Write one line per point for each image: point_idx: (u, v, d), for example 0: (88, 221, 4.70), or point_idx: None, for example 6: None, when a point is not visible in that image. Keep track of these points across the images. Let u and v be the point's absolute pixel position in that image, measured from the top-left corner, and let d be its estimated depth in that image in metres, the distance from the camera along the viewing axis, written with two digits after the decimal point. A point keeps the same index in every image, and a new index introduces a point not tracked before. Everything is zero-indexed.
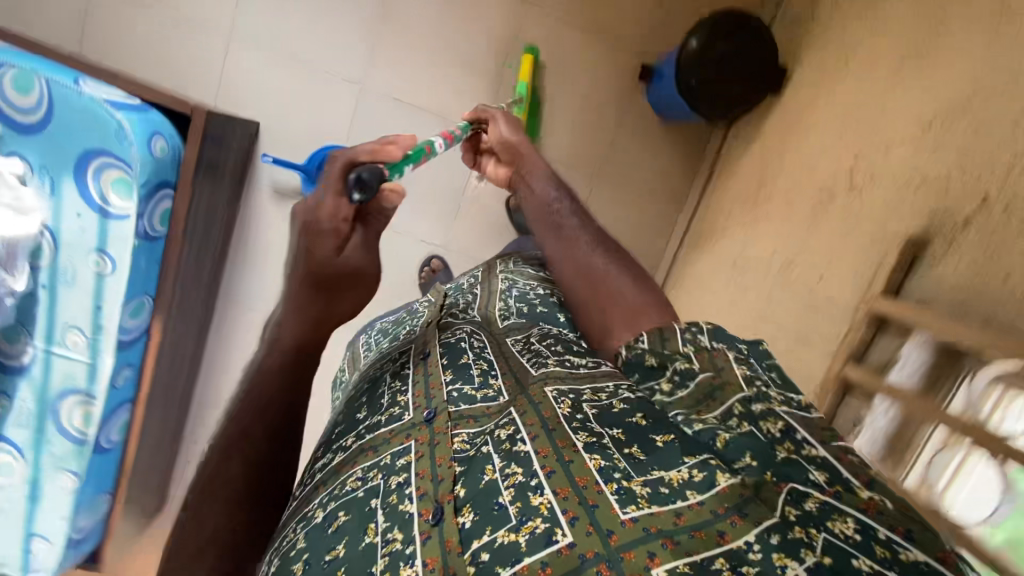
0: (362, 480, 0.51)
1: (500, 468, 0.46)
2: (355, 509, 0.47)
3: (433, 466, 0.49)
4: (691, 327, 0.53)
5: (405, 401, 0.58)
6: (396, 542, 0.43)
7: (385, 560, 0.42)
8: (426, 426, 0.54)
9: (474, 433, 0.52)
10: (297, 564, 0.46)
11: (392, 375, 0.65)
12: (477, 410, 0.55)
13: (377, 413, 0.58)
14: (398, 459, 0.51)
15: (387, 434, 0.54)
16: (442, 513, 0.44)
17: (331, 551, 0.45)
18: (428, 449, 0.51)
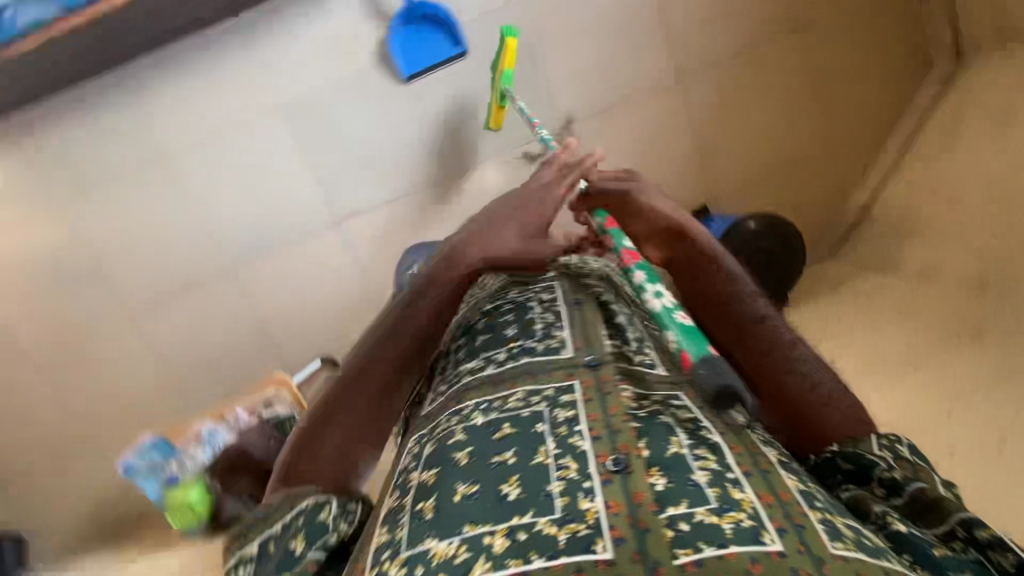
0: (533, 400, 0.73)
1: (687, 443, 0.65)
2: (520, 435, 0.68)
3: (605, 414, 0.68)
4: (893, 437, 0.70)
5: (561, 338, 0.82)
6: (571, 471, 0.62)
7: (563, 485, 0.61)
8: (595, 373, 0.74)
9: (643, 398, 0.72)
10: (460, 454, 0.69)
11: (538, 309, 0.88)
12: (641, 370, 0.77)
13: (534, 341, 0.82)
14: (562, 395, 0.73)
15: (548, 372, 0.76)
16: (626, 461, 0.62)
17: (495, 456, 0.67)
18: (598, 397, 0.70)
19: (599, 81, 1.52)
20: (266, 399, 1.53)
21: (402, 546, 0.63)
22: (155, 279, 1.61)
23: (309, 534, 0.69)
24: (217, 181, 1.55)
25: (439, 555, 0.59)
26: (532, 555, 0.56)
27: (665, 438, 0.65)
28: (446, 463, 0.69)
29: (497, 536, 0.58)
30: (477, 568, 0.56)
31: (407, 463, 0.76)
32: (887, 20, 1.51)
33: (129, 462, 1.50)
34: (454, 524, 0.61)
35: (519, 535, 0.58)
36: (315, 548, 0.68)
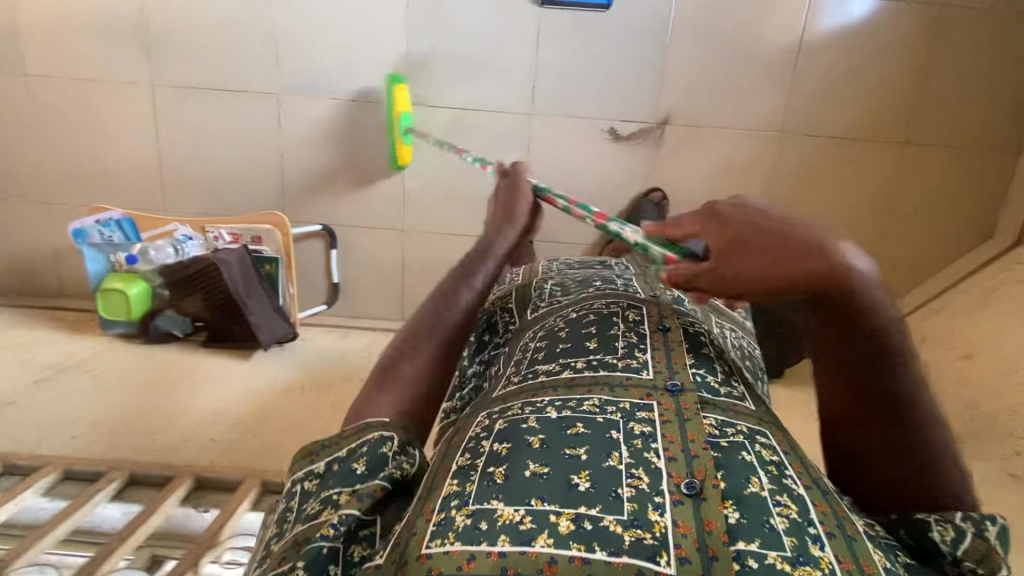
0: (608, 410, 0.62)
1: (768, 485, 0.55)
2: (594, 435, 0.58)
3: (683, 439, 0.59)
4: (985, 516, 0.58)
5: (646, 359, 0.71)
6: (642, 481, 0.54)
7: (632, 490, 0.53)
8: (673, 394, 0.65)
9: (726, 426, 0.62)
10: (530, 437, 0.59)
11: (625, 323, 0.78)
12: (724, 402, 0.66)
13: (615, 354, 0.71)
14: (636, 410, 0.62)
15: (626, 380, 0.67)
16: (701, 486, 0.53)
17: (571, 447, 0.57)
18: (676, 420, 0.61)
19: (712, 98, 1.51)
20: (257, 234, 1.36)
21: (468, 499, 0.53)
22: (199, 67, 1.50)
23: (372, 462, 0.60)
24: (304, 0, 1.45)
25: (505, 517, 0.50)
26: (595, 546, 0.48)
27: (744, 476, 0.56)
28: (518, 442, 0.58)
29: (563, 517, 0.50)
30: (539, 540, 0.48)
31: (474, 433, 0.64)
32: (981, 170, 1.56)
33: (85, 225, 1.36)
34: (523, 493, 0.52)
35: (585, 524, 0.49)
36: (376, 478, 0.59)
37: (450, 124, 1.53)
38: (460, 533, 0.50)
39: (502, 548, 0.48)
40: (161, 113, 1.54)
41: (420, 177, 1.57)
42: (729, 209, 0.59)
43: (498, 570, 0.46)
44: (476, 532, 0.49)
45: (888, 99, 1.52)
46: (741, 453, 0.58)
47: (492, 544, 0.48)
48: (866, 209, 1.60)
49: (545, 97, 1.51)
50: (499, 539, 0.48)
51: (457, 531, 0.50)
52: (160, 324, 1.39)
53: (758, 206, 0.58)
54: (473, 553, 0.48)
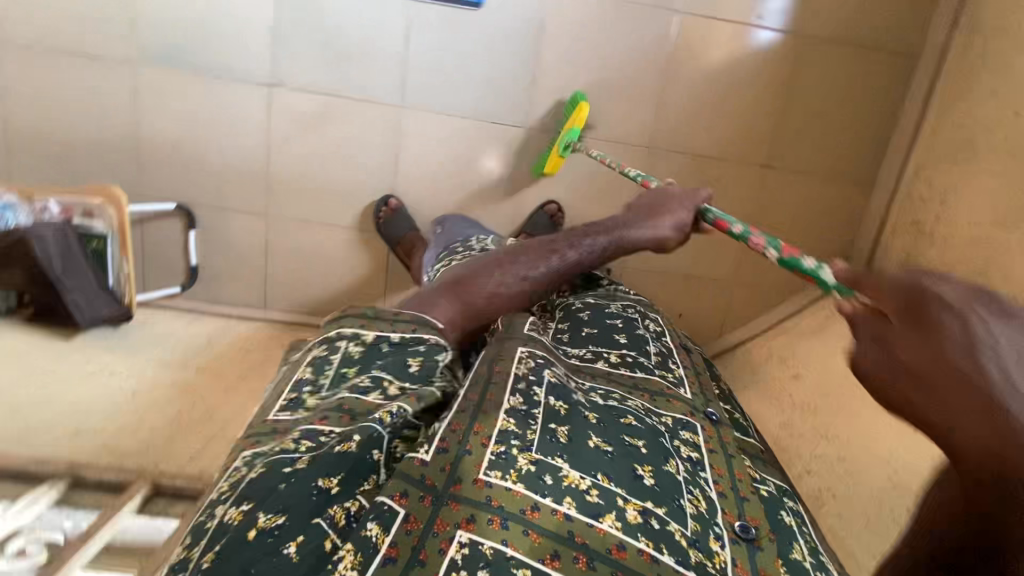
0: (663, 421, 0.84)
1: (809, 559, 0.73)
2: (647, 433, 0.77)
3: (730, 477, 0.79)
4: None
5: (677, 382, 0.98)
6: (699, 503, 0.71)
7: (695, 513, 0.69)
8: (715, 426, 0.89)
9: (762, 477, 0.85)
10: (590, 417, 0.76)
11: (660, 356, 1.05)
12: (749, 445, 0.93)
13: (651, 360, 1.01)
14: (682, 430, 0.84)
15: (672, 401, 0.91)
16: (755, 534, 0.71)
17: (629, 439, 0.74)
18: (721, 453, 0.83)
19: (585, 108, 1.53)
20: (89, 208, 1.30)
21: (531, 445, 0.67)
22: (50, 29, 1.43)
23: (424, 366, 0.74)
24: None
25: (571, 481, 0.65)
26: (661, 547, 0.62)
27: (789, 542, 0.74)
28: (576, 409, 0.76)
29: (631, 506, 0.65)
30: (607, 521, 0.62)
31: (520, 370, 0.78)
32: (833, 201, 1.63)
33: None
34: (591, 466, 0.67)
35: (651, 521, 0.64)
36: (423, 384, 0.74)
37: (317, 111, 1.49)
38: (522, 475, 0.63)
39: (567, 510, 0.62)
40: (7, 72, 1.45)
41: (286, 162, 1.53)
42: (1001, 322, 0.40)
43: (564, 531, 0.60)
44: (542, 483, 0.63)
45: (752, 126, 1.56)
46: (780, 513, 0.78)
47: (559, 504, 0.62)
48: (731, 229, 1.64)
49: (415, 91, 1.49)
50: (566, 500, 0.62)
51: (519, 472, 0.64)
52: None
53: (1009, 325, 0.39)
54: (538, 504, 0.61)
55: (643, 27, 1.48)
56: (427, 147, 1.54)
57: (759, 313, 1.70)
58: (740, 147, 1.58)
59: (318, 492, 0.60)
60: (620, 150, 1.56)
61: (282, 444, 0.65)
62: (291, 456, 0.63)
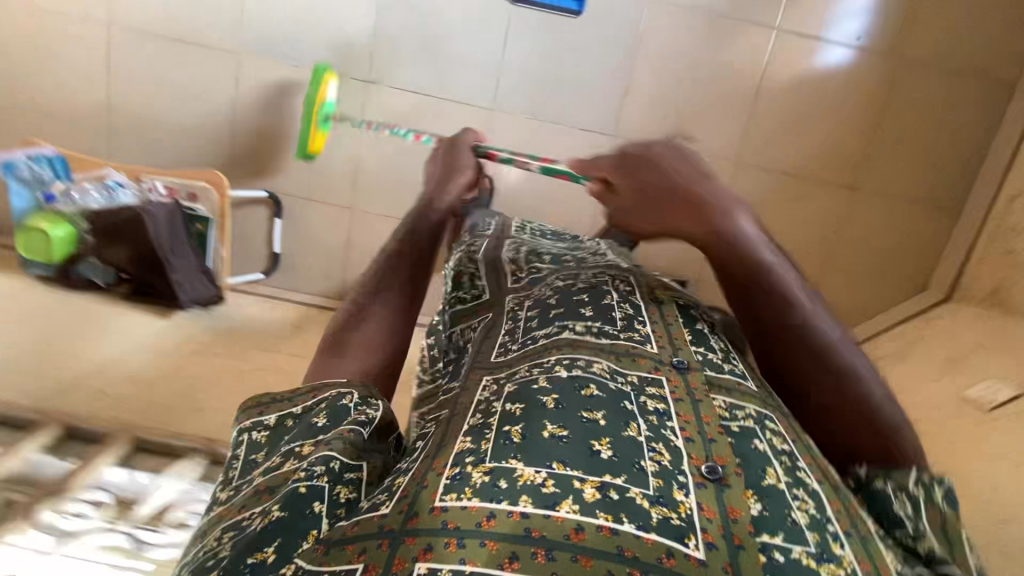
0: (625, 377, 0.61)
1: (784, 479, 0.52)
2: (609, 399, 0.56)
3: (698, 419, 0.57)
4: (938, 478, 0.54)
5: (647, 333, 0.69)
6: (663, 458, 0.50)
7: (655, 467, 0.49)
8: (679, 371, 0.63)
9: (734, 406, 0.59)
10: (545, 397, 0.55)
11: (617, 293, 0.77)
12: (729, 380, 0.63)
13: (616, 325, 0.69)
14: (647, 386, 0.60)
15: (628, 348, 0.66)
16: (722, 473, 0.51)
17: (587, 412, 0.54)
18: (689, 400, 0.59)
19: (671, 119, 1.53)
20: (194, 191, 1.34)
21: (485, 457, 0.49)
22: (159, 15, 1.47)
23: (333, 415, 0.58)
24: None
25: (525, 477, 0.46)
26: (623, 517, 0.44)
27: (761, 468, 0.52)
28: (532, 402, 0.55)
29: (588, 485, 0.46)
30: (564, 506, 0.44)
31: (482, 395, 0.61)
32: (919, 228, 1.61)
33: (13, 159, 1.29)
34: (545, 455, 0.48)
35: (612, 494, 0.46)
36: (338, 429, 0.57)
37: (409, 109, 1.52)
38: (477, 489, 0.46)
39: (525, 509, 0.44)
40: (115, 55, 1.50)
41: (373, 157, 1.55)
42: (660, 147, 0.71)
43: (520, 530, 0.42)
44: (496, 491, 0.45)
45: (840, 145, 1.55)
46: (754, 441, 0.55)
47: (513, 503, 0.44)
48: (809, 248, 1.63)
49: (506, 94, 1.50)
50: (521, 499, 0.44)
51: (475, 487, 0.46)
52: (82, 270, 1.36)
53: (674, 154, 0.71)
54: (493, 512, 0.44)
55: (738, 41, 1.48)
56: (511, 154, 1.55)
57: None
58: (826, 165, 1.56)
59: (249, 570, 0.45)
60: (704, 162, 1.56)
61: (204, 546, 0.49)
62: (214, 554, 0.48)
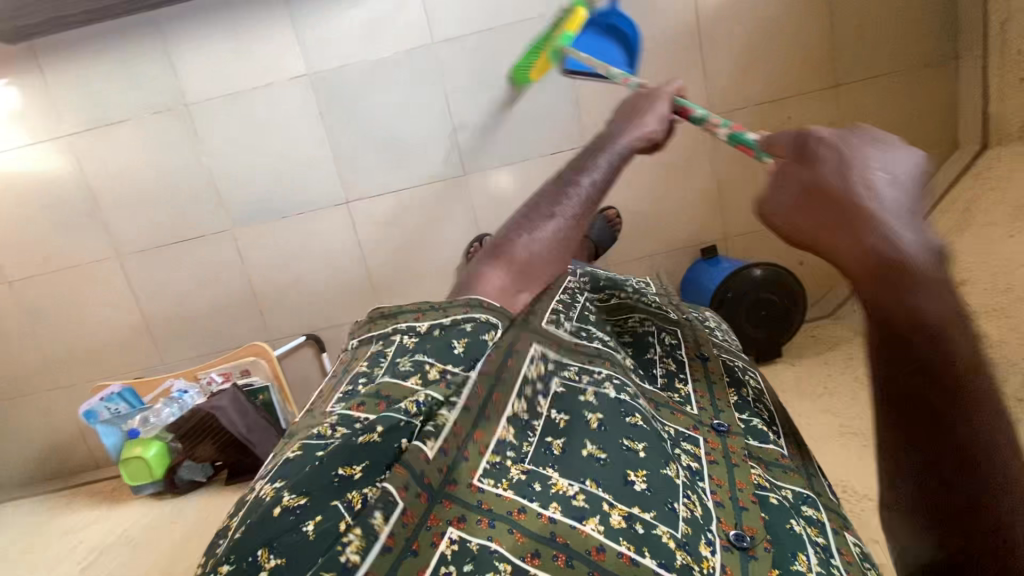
0: (665, 428, 0.67)
1: (816, 568, 0.58)
2: (652, 432, 0.58)
3: (731, 484, 0.64)
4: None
5: (687, 394, 0.79)
6: (691, 505, 0.55)
7: (686, 514, 0.53)
8: (720, 436, 0.72)
9: (775, 484, 0.69)
10: (590, 415, 0.56)
11: (662, 349, 0.87)
12: (768, 453, 0.73)
13: (657, 383, 0.78)
14: (684, 441, 0.68)
15: (674, 406, 0.73)
16: (750, 543, 0.57)
17: (627, 439, 0.55)
18: (724, 462, 0.67)
19: (630, 106, 1.52)
20: (244, 367, 1.44)
21: (524, 458, 0.50)
22: (153, 229, 1.60)
23: (472, 347, 0.55)
24: (236, 144, 1.53)
25: (559, 488, 0.48)
26: (646, 551, 0.47)
27: (793, 553, 0.59)
28: (576, 413, 0.56)
29: (616, 511, 0.49)
30: (591, 523, 0.47)
31: (530, 375, 0.56)
32: (916, 89, 1.53)
33: (91, 406, 1.43)
34: (580, 471, 0.51)
35: (637, 526, 0.48)
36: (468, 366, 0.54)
37: (393, 209, 1.58)
38: (513, 482, 0.48)
39: (553, 514, 0.46)
40: (134, 276, 1.63)
41: (381, 262, 1.62)
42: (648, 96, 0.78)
43: (547, 534, 0.45)
44: (529, 491, 0.47)
45: (801, 51, 1.50)
46: (791, 522, 0.62)
47: (543, 507, 0.47)
48: None
49: (472, 156, 1.55)
50: (552, 506, 0.47)
51: (511, 481, 0.48)
52: (183, 474, 1.46)
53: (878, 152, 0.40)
54: (524, 507, 0.46)
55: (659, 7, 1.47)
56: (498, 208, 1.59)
57: None
58: (796, 77, 1.51)
59: (338, 481, 0.44)
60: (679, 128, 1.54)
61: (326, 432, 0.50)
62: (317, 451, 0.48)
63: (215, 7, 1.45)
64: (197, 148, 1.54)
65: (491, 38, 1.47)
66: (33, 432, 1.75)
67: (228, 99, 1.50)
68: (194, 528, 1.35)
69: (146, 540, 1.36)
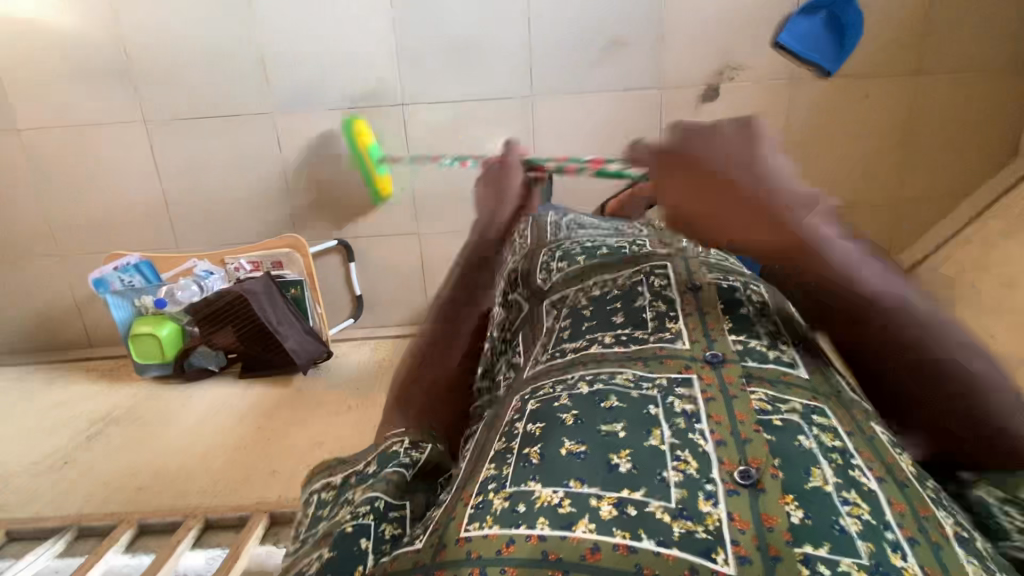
0: (656, 382, 0.57)
1: (832, 480, 0.45)
2: (630, 407, 0.54)
3: (732, 419, 0.51)
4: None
5: (677, 329, 0.64)
6: (689, 465, 0.47)
7: (680, 476, 0.47)
8: (712, 367, 0.57)
9: (780, 401, 0.53)
10: (565, 414, 0.55)
11: (650, 291, 0.72)
12: (774, 371, 0.56)
13: (646, 327, 0.66)
14: (675, 388, 0.56)
15: (655, 350, 0.62)
16: (757, 477, 0.46)
17: (607, 424, 0.53)
18: (721, 397, 0.53)
19: (715, 56, 1.47)
20: (277, 258, 1.37)
21: (506, 480, 0.50)
22: (187, 99, 1.47)
23: (383, 462, 0.64)
24: (294, 19, 1.41)
25: (543, 499, 0.47)
26: (641, 533, 0.43)
27: (806, 471, 0.46)
28: (553, 420, 0.55)
29: (604, 502, 0.46)
30: (580, 526, 0.44)
31: (508, 417, 0.61)
32: (1003, 86, 1.51)
33: (104, 274, 1.35)
34: (562, 474, 0.48)
35: (629, 509, 0.45)
36: (384, 471, 0.61)
37: (449, 121, 1.50)
38: (498, 516, 0.47)
39: (542, 532, 0.44)
40: (158, 149, 1.51)
41: (427, 176, 1.55)
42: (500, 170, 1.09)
43: (537, 554, 0.43)
44: (515, 516, 0.46)
45: (897, 30, 1.46)
46: (799, 437, 0.48)
47: (531, 526, 0.45)
48: (885, 146, 1.56)
49: (542, 78, 1.48)
50: (539, 521, 0.45)
51: (496, 514, 0.47)
52: (195, 361, 1.40)
53: (733, 143, 0.46)
54: (513, 536, 0.44)
55: None
56: (562, 139, 1.53)
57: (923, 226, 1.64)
58: (884, 56, 1.48)
59: None
60: (758, 88, 1.49)
61: None
62: None
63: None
64: (248, 19, 1.41)
65: None
66: (21, 298, 1.63)
67: None
68: (209, 416, 1.29)
69: (152, 421, 1.29)
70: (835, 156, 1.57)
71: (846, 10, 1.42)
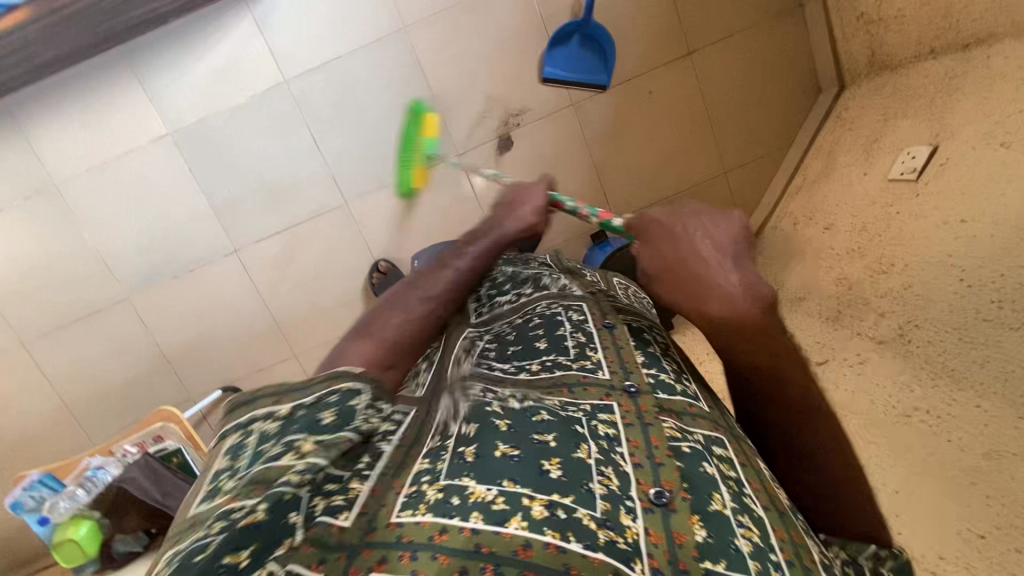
0: (577, 408, 0.62)
1: (730, 504, 0.55)
2: (560, 423, 0.57)
3: (647, 443, 0.58)
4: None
5: (598, 360, 0.71)
6: (612, 481, 0.52)
7: (605, 492, 0.50)
8: (631, 396, 0.65)
9: (687, 432, 0.62)
10: (497, 419, 0.55)
11: (570, 322, 0.81)
12: (681, 403, 0.67)
13: (569, 355, 0.73)
14: (598, 413, 0.61)
15: (580, 377, 0.68)
16: (669, 496, 0.53)
17: (539, 435, 0.54)
18: (638, 424, 0.61)
19: (494, 110, 1.54)
20: (156, 433, 1.45)
21: (438, 473, 0.47)
22: (48, 312, 1.60)
23: (342, 415, 0.48)
24: (112, 212, 1.53)
25: (476, 494, 0.45)
26: (571, 535, 0.44)
27: (710, 494, 0.54)
28: (482, 423, 0.55)
29: (536, 501, 0.46)
30: (513, 522, 0.43)
31: (440, 412, 0.57)
32: (775, 49, 1.55)
33: (14, 498, 1.43)
34: (495, 473, 0.47)
35: (559, 511, 0.46)
36: (345, 431, 0.46)
37: (282, 249, 1.59)
38: (433, 503, 0.44)
39: (475, 525, 0.43)
40: (38, 362, 1.63)
41: (282, 302, 1.63)
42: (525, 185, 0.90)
43: (472, 546, 0.41)
44: (447, 507, 0.44)
45: (652, 26, 1.51)
46: (703, 464, 0.57)
47: (464, 519, 0.43)
48: (692, 127, 1.60)
49: (349, 184, 1.56)
50: (471, 515, 0.43)
51: (427, 501, 0.44)
52: (119, 548, 1.45)
53: (701, 228, 0.70)
54: (444, 526, 0.42)
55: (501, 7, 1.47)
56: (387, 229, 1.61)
57: (761, 183, 1.66)
58: (650, 52, 1.53)
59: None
60: (549, 122, 1.56)
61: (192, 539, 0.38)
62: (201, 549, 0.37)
63: (63, 83, 1.44)
64: (74, 227, 1.54)
65: (340, 66, 1.48)
66: None
67: (98, 168, 1.50)
68: None
69: None
70: (648, 152, 1.60)
71: (597, 27, 1.46)
